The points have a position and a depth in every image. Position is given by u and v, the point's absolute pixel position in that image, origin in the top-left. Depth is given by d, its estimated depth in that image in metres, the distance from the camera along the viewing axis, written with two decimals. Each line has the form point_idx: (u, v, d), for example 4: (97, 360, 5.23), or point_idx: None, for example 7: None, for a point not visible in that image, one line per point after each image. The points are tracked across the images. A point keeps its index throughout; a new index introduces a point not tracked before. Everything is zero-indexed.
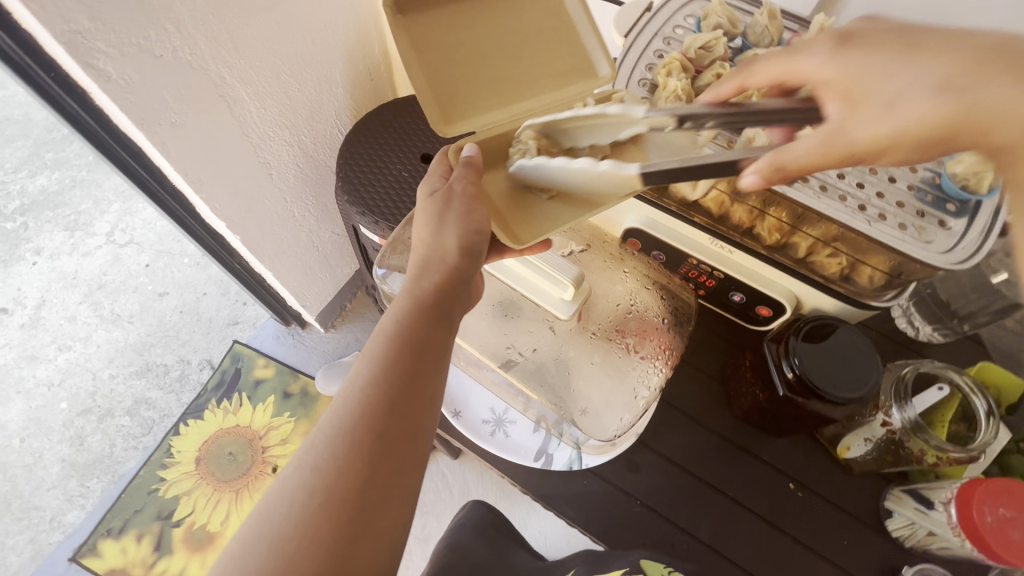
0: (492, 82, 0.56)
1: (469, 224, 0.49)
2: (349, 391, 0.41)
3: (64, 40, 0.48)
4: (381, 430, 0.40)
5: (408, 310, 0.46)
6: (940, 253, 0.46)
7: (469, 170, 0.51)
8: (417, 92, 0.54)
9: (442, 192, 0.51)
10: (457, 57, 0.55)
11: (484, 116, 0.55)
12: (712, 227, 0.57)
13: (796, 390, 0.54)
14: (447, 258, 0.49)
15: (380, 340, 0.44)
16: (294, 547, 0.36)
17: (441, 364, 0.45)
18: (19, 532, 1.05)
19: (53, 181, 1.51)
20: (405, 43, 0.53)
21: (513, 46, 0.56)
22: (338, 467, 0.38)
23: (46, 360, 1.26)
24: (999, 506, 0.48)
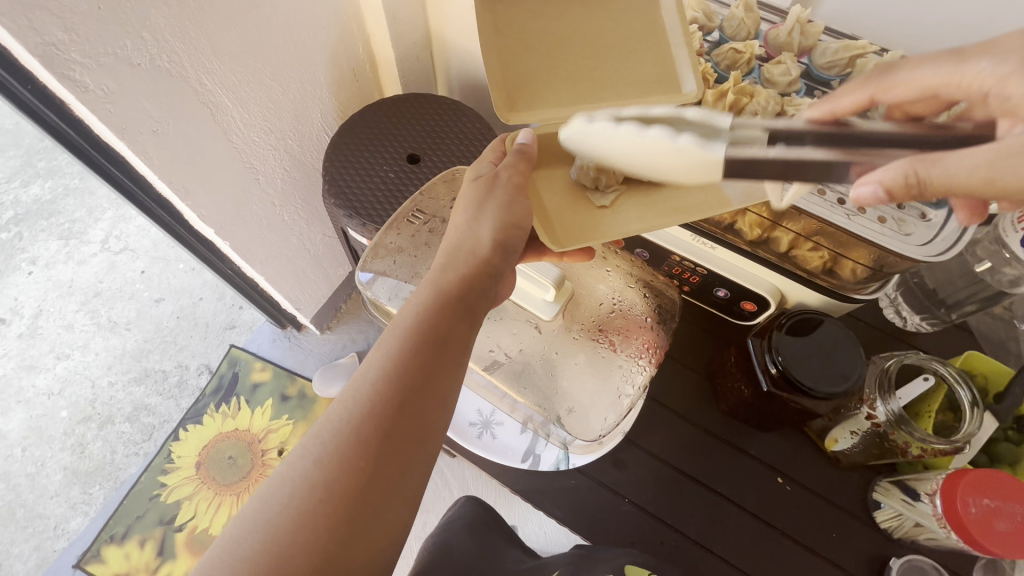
0: (571, 79, 0.56)
1: (508, 216, 0.50)
2: (361, 383, 0.41)
3: (38, 52, 0.47)
4: (390, 429, 0.39)
5: (431, 302, 0.46)
6: (920, 245, 0.46)
7: (519, 158, 0.51)
8: (490, 77, 0.54)
9: (488, 177, 0.51)
10: (545, 50, 0.56)
11: (554, 112, 0.55)
12: (693, 224, 0.56)
13: (780, 385, 0.54)
14: (480, 249, 0.49)
15: (399, 333, 0.43)
16: (291, 537, 0.36)
17: (460, 363, 0.44)
18: (24, 541, 1.07)
19: (46, 190, 1.51)
20: (490, 27, 0.54)
21: (599, 49, 0.56)
22: (341, 461, 0.38)
23: (45, 369, 1.26)
24: (983, 497, 0.48)
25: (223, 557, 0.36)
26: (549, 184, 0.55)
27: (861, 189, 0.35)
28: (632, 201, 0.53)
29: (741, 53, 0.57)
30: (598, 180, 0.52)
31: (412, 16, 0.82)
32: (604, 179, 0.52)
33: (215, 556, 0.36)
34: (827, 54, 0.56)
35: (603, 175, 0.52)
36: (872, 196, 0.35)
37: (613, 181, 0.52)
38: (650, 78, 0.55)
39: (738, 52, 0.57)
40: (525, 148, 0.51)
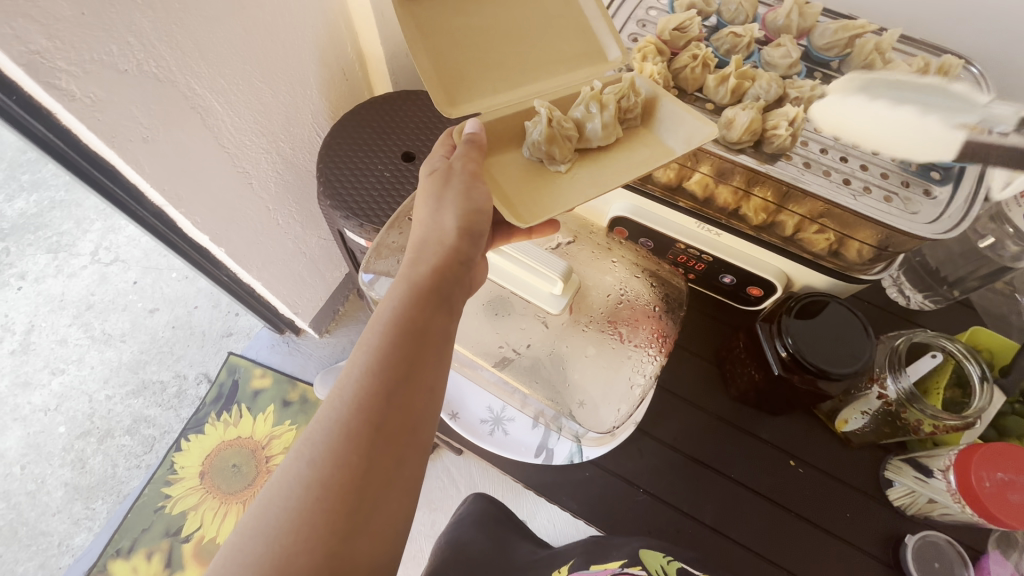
0: (502, 65, 0.54)
1: (467, 205, 0.49)
2: (346, 381, 0.40)
3: (22, 61, 0.46)
4: (379, 422, 0.39)
5: (407, 296, 0.45)
6: (927, 223, 0.46)
7: (471, 150, 0.50)
8: (424, 76, 0.50)
9: (441, 171, 0.50)
10: (471, 38, 0.53)
11: (494, 98, 0.53)
12: (698, 210, 0.57)
13: (791, 368, 0.54)
14: (446, 240, 0.48)
15: (378, 328, 0.43)
16: (291, 541, 0.35)
17: (440, 352, 0.44)
18: (29, 559, 1.05)
19: (32, 203, 1.49)
20: (413, 30, 0.50)
21: (521, 31, 0.54)
22: (335, 461, 0.37)
23: (40, 385, 1.24)
24: (997, 470, 0.49)
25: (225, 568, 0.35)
26: (503, 169, 0.54)
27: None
28: (586, 170, 0.54)
29: (741, 37, 0.56)
30: (552, 154, 0.53)
31: None
32: (557, 152, 0.52)
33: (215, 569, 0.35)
34: (827, 34, 0.56)
35: (555, 147, 0.52)
36: None
37: (567, 153, 0.53)
38: (577, 54, 0.55)
39: (738, 36, 0.56)
40: (475, 138, 0.51)
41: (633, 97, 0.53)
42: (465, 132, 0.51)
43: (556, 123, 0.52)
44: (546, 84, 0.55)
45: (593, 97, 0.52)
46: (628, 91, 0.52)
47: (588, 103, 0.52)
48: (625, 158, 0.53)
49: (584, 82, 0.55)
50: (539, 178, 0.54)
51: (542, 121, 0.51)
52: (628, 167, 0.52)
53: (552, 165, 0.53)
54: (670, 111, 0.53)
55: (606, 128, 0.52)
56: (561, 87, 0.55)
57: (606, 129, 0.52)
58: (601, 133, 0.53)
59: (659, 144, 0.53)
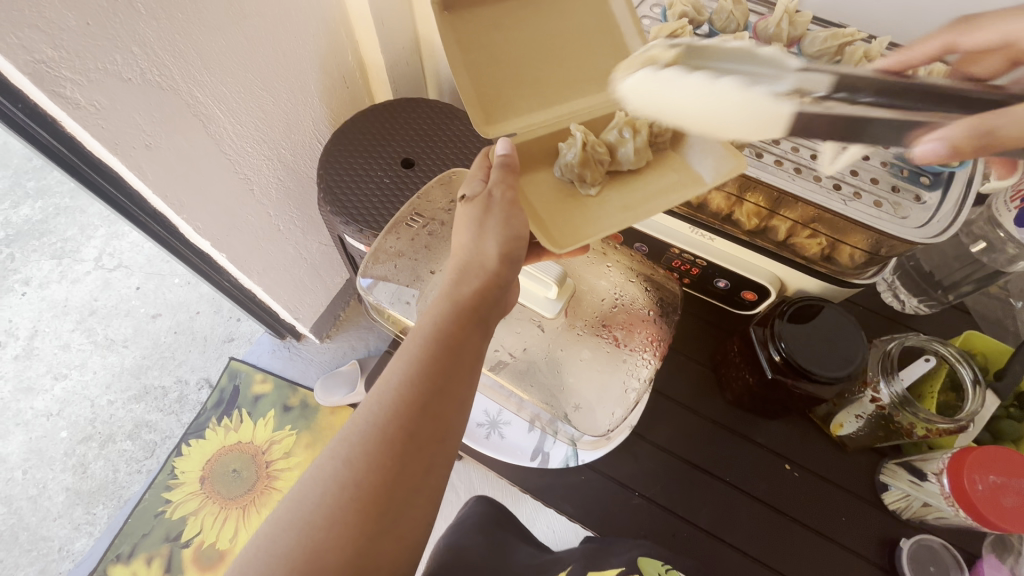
0: (536, 84, 0.55)
1: (507, 231, 0.50)
2: (385, 387, 0.41)
3: (29, 70, 0.47)
4: (415, 430, 0.40)
5: (447, 313, 0.46)
6: (916, 228, 0.46)
7: (507, 174, 0.52)
8: (463, 90, 0.53)
9: (481, 199, 0.51)
10: (512, 56, 0.54)
11: (529, 118, 0.55)
12: (692, 216, 0.58)
13: (784, 372, 0.55)
14: (486, 265, 0.49)
15: (420, 341, 0.44)
16: (321, 535, 0.36)
17: (475, 369, 0.45)
18: (29, 564, 1.06)
19: (36, 210, 1.50)
20: (454, 43, 0.52)
21: (558, 51, 0.56)
22: (370, 462, 0.38)
23: (43, 390, 1.25)
24: (989, 473, 0.49)
25: (254, 556, 0.35)
26: (536, 190, 0.56)
27: (923, 148, 0.36)
28: (615, 192, 0.55)
29: None
30: (583, 177, 0.54)
31: (399, 21, 0.82)
32: (589, 176, 0.54)
33: (246, 559, 0.35)
34: (817, 42, 0.57)
35: (588, 171, 0.54)
36: (936, 153, 0.36)
37: (598, 176, 0.54)
38: (609, 72, 0.56)
39: None
40: (508, 160, 0.52)
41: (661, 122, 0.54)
42: (497, 153, 0.53)
43: (591, 147, 0.54)
44: (579, 104, 0.56)
45: (626, 122, 0.54)
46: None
47: (621, 128, 0.54)
48: (657, 181, 0.55)
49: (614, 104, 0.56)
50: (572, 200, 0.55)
51: (576, 145, 0.53)
52: (657, 192, 0.54)
53: (584, 188, 0.55)
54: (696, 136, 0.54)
55: (638, 152, 0.54)
56: (593, 107, 0.56)
57: (639, 154, 0.54)
58: (633, 158, 0.54)
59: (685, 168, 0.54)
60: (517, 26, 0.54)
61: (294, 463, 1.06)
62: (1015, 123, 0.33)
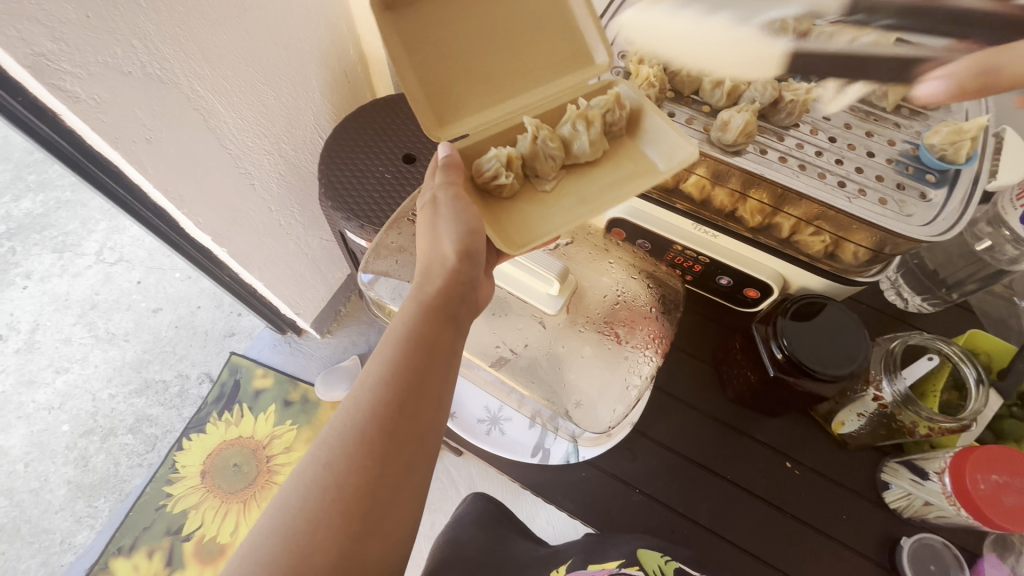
0: (489, 79, 0.54)
1: (461, 227, 0.49)
2: (361, 391, 0.41)
3: (28, 63, 0.47)
4: (392, 429, 0.40)
5: (416, 314, 0.46)
6: (922, 226, 0.46)
7: (450, 174, 0.52)
8: (411, 97, 0.51)
9: (429, 204, 0.51)
10: (460, 53, 0.53)
11: (481, 116, 0.55)
12: (695, 212, 0.57)
13: (787, 370, 0.54)
14: (447, 264, 0.49)
15: (392, 342, 0.44)
16: (307, 536, 0.36)
17: (449, 367, 0.45)
18: (31, 556, 1.06)
19: (38, 203, 1.50)
20: (399, 46, 0.50)
21: (505, 42, 0.54)
22: (349, 463, 0.38)
23: (44, 384, 1.25)
24: (992, 473, 0.48)
25: (243, 560, 0.36)
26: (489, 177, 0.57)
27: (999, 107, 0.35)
28: (572, 184, 0.57)
29: None
30: (538, 172, 0.56)
31: None
32: (541, 171, 0.55)
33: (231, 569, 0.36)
34: None
35: (539, 166, 0.55)
36: None
37: (551, 171, 0.56)
38: (563, 59, 0.55)
39: None
40: (451, 160, 0.52)
41: (617, 111, 0.54)
42: (439, 157, 0.53)
43: (542, 142, 0.54)
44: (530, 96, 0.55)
45: (580, 116, 0.54)
46: (613, 105, 0.54)
47: (574, 122, 0.54)
48: (602, 174, 0.56)
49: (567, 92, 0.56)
50: (522, 194, 0.57)
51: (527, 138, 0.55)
52: (611, 182, 0.55)
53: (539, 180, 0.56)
54: (653, 124, 0.54)
55: (593, 142, 0.55)
56: (544, 98, 0.56)
57: (593, 146, 0.54)
58: (588, 150, 0.55)
59: (642, 157, 0.55)
60: (463, 19, 0.52)
61: (294, 458, 1.06)
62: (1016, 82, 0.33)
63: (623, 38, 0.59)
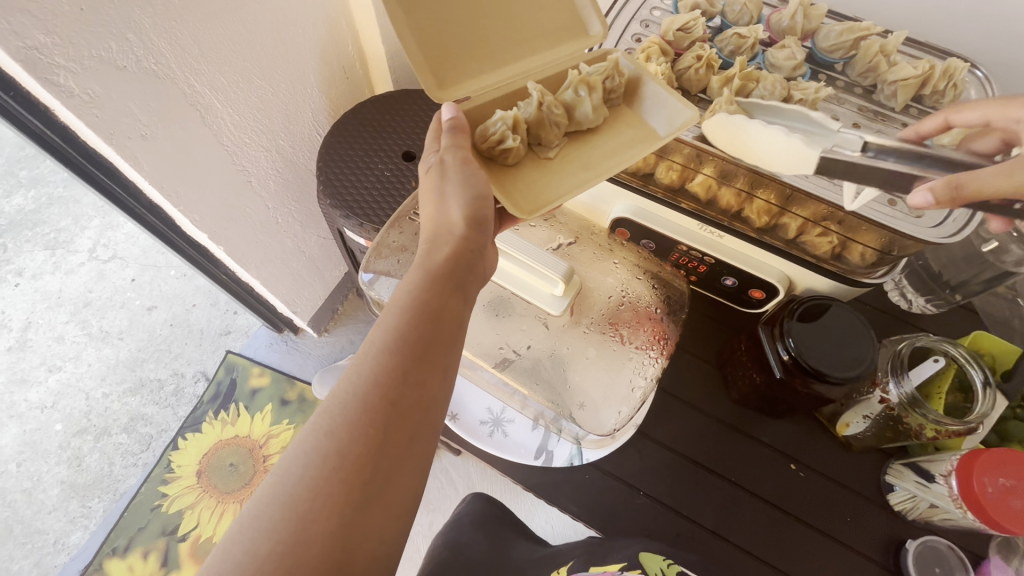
0: (489, 43, 0.53)
1: (467, 194, 0.49)
2: (364, 357, 0.41)
3: (20, 57, 0.46)
4: (395, 398, 0.39)
5: (423, 282, 0.45)
6: (931, 227, 0.45)
7: (457, 137, 0.50)
8: (411, 57, 0.49)
9: (435, 167, 0.50)
10: (459, 17, 0.51)
11: (482, 80, 0.52)
12: (700, 212, 0.56)
13: (794, 372, 0.54)
14: (454, 231, 0.48)
15: (398, 309, 0.43)
16: (307, 504, 0.36)
17: (457, 336, 0.44)
18: (24, 557, 1.04)
19: (30, 199, 1.48)
20: (398, 10, 0.48)
21: (502, 9, 0.53)
22: (351, 431, 0.38)
23: (37, 382, 1.24)
24: (999, 476, 0.48)
25: (243, 527, 0.35)
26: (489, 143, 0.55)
27: (915, 196, 0.41)
28: (574, 151, 0.56)
29: (745, 38, 0.55)
30: (540, 138, 0.54)
31: None
32: (544, 137, 0.54)
33: (229, 537, 0.35)
34: (831, 36, 0.55)
35: (543, 132, 0.54)
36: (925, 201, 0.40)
37: (554, 137, 0.54)
38: (557, 28, 0.55)
39: (742, 37, 0.55)
40: (456, 121, 0.50)
41: (617, 77, 0.54)
42: (442, 119, 0.51)
43: (547, 108, 0.53)
44: (533, 61, 0.54)
45: (581, 81, 0.53)
46: (613, 71, 0.53)
47: (577, 87, 0.53)
48: (606, 141, 0.55)
49: (568, 58, 0.55)
50: (526, 162, 0.55)
51: (531, 103, 0.53)
52: (614, 149, 0.54)
53: (542, 148, 0.55)
54: (653, 91, 0.53)
55: (595, 107, 0.54)
56: (545, 66, 0.55)
57: (596, 111, 0.54)
58: (590, 115, 0.54)
59: (642, 124, 0.55)
60: None
61: None
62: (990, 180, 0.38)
63: (629, 35, 0.58)
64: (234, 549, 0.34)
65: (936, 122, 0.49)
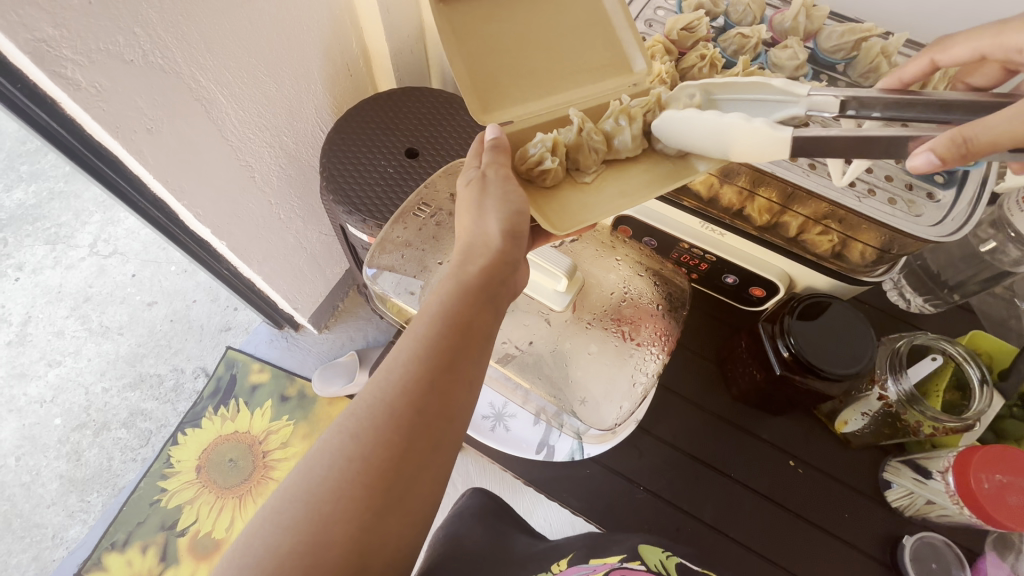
0: (535, 73, 0.53)
1: (506, 207, 0.48)
2: (393, 365, 0.41)
3: (29, 49, 0.46)
4: (421, 406, 0.40)
5: (455, 293, 0.45)
6: (930, 226, 0.46)
7: (499, 155, 0.50)
8: (457, 79, 0.50)
9: (475, 181, 0.49)
10: (506, 46, 0.52)
11: (524, 108, 0.53)
12: (702, 210, 0.57)
13: (793, 368, 0.55)
14: (490, 244, 0.47)
15: (429, 320, 0.43)
16: (329, 506, 0.36)
17: (484, 350, 0.45)
18: (22, 551, 1.05)
19: (30, 194, 1.48)
20: (449, 35, 0.50)
21: (551, 40, 0.53)
22: (377, 437, 0.38)
23: (36, 376, 1.24)
24: (995, 473, 0.49)
25: (263, 524, 0.36)
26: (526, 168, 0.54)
27: (915, 160, 0.39)
28: (613, 179, 0.53)
29: (749, 38, 0.56)
30: (578, 163, 0.53)
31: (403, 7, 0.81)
32: (584, 162, 0.52)
33: (252, 533, 0.35)
34: (834, 37, 0.55)
35: (581, 157, 0.52)
36: (926, 163, 0.39)
37: (593, 163, 0.53)
38: (605, 62, 0.54)
39: (745, 37, 0.56)
40: (499, 142, 0.50)
41: (659, 112, 0.53)
42: (485, 138, 0.51)
43: (586, 133, 0.52)
44: (575, 93, 0.54)
45: (622, 110, 0.52)
46: (654, 106, 0.52)
47: (617, 116, 0.52)
48: (644, 171, 0.53)
49: (608, 93, 0.54)
50: (565, 185, 0.53)
51: (572, 129, 0.52)
52: (652, 179, 0.52)
53: (581, 173, 0.53)
54: None
55: (636, 138, 0.52)
56: (587, 99, 0.54)
57: (636, 140, 0.52)
58: (631, 145, 0.52)
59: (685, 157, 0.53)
60: (508, 16, 0.52)
61: (291, 453, 1.06)
62: (992, 131, 0.37)
63: None
64: (254, 546, 0.35)
65: (922, 65, 0.51)
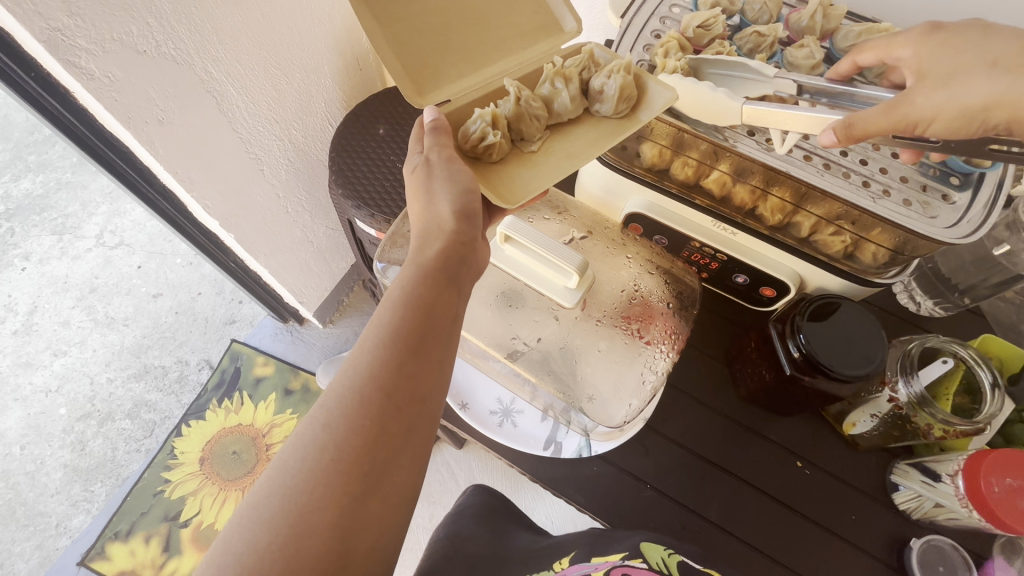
0: (465, 47, 0.55)
1: (455, 189, 0.49)
2: (359, 353, 0.41)
3: (43, 38, 0.46)
4: (391, 390, 0.40)
5: (415, 278, 0.45)
6: (946, 227, 0.45)
7: (440, 137, 0.51)
8: (390, 69, 0.51)
9: (422, 168, 0.51)
10: (432, 25, 0.53)
11: (460, 84, 0.55)
12: (714, 209, 0.57)
13: (803, 369, 0.54)
14: (445, 226, 0.48)
15: (390, 306, 0.43)
16: (306, 496, 0.36)
17: (451, 331, 0.44)
18: (26, 539, 1.05)
19: (37, 184, 1.49)
20: (369, 17, 0.49)
21: (474, 11, 0.55)
22: (349, 423, 0.38)
23: (41, 366, 1.24)
24: (1006, 476, 0.49)
25: (244, 520, 0.36)
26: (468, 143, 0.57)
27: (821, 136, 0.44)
28: (557, 144, 0.58)
29: (764, 37, 0.55)
30: (521, 132, 0.57)
31: None
32: (528, 131, 0.56)
33: (233, 530, 0.36)
34: (850, 37, 0.55)
35: (525, 126, 0.56)
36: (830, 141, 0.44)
37: (537, 131, 0.57)
38: (534, 26, 0.58)
39: (761, 36, 0.55)
40: (438, 123, 0.52)
41: (591, 68, 0.58)
42: (424, 121, 0.52)
43: (526, 102, 0.55)
44: (509, 62, 0.57)
45: (557, 74, 0.57)
46: (587, 63, 0.58)
47: (553, 80, 0.57)
48: (584, 133, 0.58)
49: (542, 57, 0.58)
50: (512, 158, 0.57)
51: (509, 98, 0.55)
52: (594, 140, 0.57)
53: (525, 141, 0.57)
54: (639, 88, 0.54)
55: (571, 99, 0.57)
56: (519, 65, 0.57)
57: (574, 101, 0.57)
58: (569, 106, 0.57)
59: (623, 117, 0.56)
60: None
61: None
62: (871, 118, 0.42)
63: (649, 31, 0.59)
64: (237, 543, 0.35)
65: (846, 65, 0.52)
